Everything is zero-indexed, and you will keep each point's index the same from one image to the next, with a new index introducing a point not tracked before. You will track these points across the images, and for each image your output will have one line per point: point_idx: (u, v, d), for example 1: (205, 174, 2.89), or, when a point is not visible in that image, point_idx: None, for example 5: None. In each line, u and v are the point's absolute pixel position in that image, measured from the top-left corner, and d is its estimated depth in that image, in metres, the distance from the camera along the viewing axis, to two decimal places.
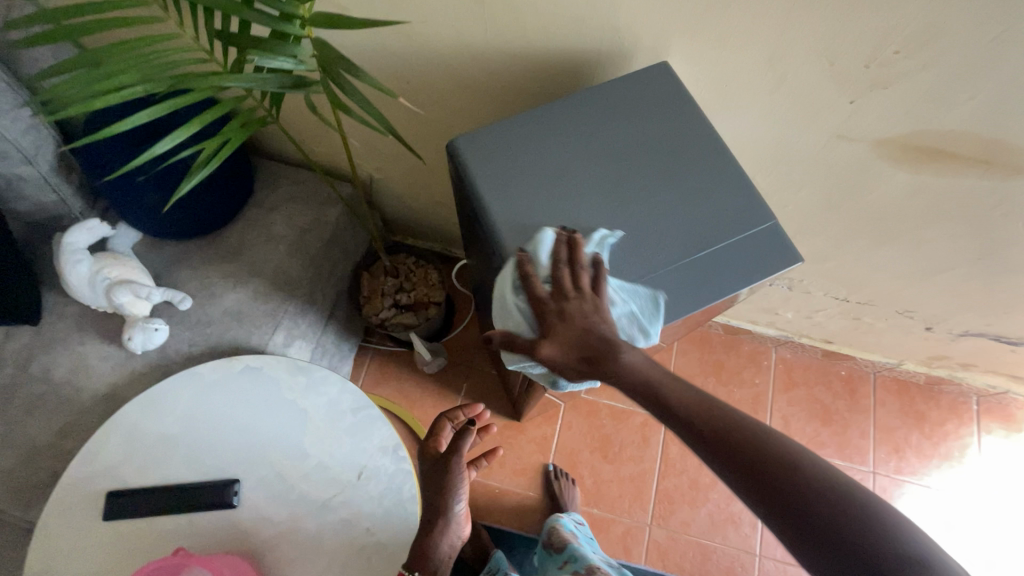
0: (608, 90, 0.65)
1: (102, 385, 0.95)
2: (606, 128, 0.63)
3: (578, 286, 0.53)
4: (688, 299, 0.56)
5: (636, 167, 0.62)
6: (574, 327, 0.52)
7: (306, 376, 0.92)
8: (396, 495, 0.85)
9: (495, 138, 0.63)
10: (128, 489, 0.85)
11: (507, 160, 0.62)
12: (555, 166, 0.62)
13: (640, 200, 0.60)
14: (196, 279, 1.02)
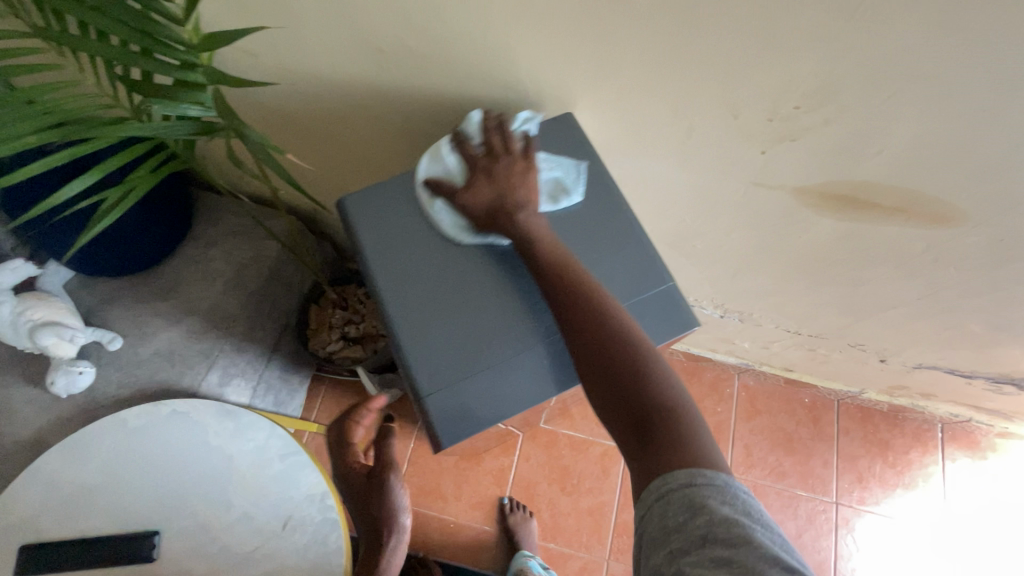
0: None
1: (25, 429, 0.92)
2: None
3: (507, 148, 0.58)
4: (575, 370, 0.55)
5: None
6: (494, 181, 0.57)
7: (234, 421, 0.90)
8: (321, 546, 0.83)
9: (388, 194, 0.61)
10: (40, 543, 0.81)
11: (395, 222, 0.60)
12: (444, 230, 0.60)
13: None
14: (129, 318, 1.00)
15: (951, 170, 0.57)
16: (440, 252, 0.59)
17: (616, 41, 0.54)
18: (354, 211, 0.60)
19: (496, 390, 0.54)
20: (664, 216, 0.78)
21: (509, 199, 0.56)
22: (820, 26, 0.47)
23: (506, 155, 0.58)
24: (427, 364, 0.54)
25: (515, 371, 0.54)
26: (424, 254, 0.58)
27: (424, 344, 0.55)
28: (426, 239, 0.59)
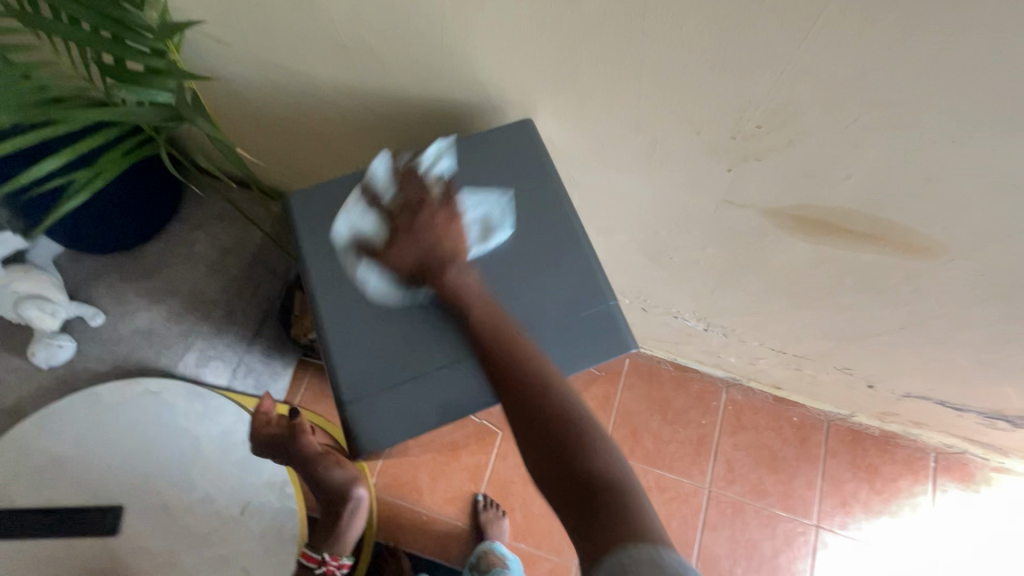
0: (460, 150, 0.62)
1: (6, 396, 0.95)
2: (448, 190, 0.60)
3: (431, 201, 0.56)
4: None
5: (475, 234, 0.59)
6: (417, 240, 0.54)
7: (202, 405, 0.92)
8: (277, 532, 0.87)
9: (333, 192, 0.60)
10: (8, 509, 0.83)
11: (338, 219, 0.59)
12: (386, 231, 0.59)
13: (472, 272, 0.57)
14: (113, 295, 1.02)
15: (924, 201, 0.54)
16: (376, 257, 0.58)
17: (572, 50, 0.52)
18: (298, 207, 0.59)
19: (418, 401, 0.53)
20: (637, 227, 0.77)
21: (439, 250, 0.54)
22: (778, 45, 0.45)
23: (423, 205, 0.56)
24: (350, 366, 0.53)
25: (442, 382, 0.53)
26: (360, 258, 0.57)
27: (350, 350, 0.54)
28: None
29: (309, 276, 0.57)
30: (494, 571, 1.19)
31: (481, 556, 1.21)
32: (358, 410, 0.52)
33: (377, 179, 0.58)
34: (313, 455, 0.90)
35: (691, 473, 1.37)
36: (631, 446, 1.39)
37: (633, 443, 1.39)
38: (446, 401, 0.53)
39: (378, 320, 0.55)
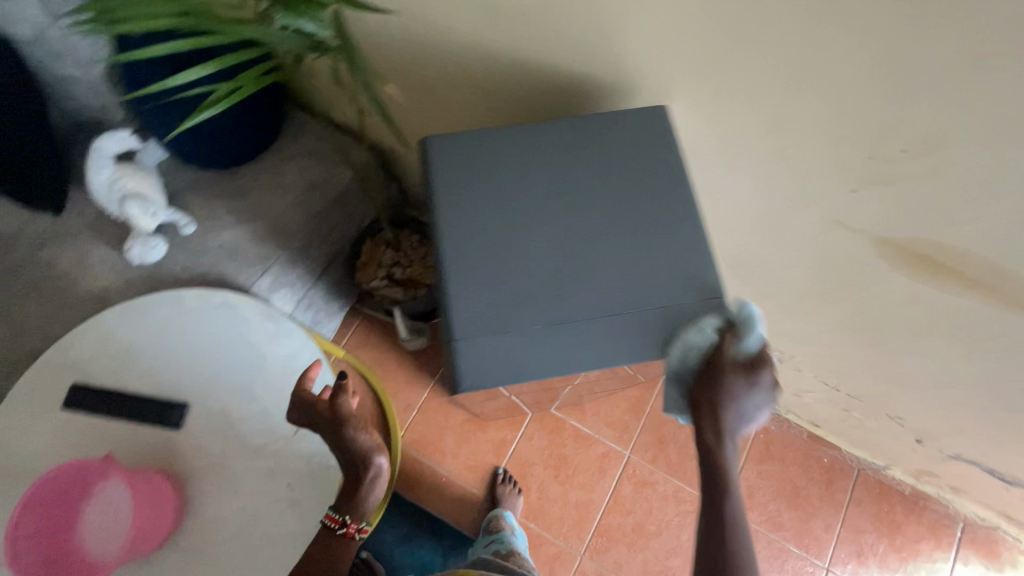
0: (590, 121, 0.64)
1: (97, 283, 1.01)
2: (576, 161, 0.62)
3: (750, 374, 0.52)
4: (607, 354, 0.56)
5: (598, 207, 0.60)
6: (716, 409, 0.51)
7: (273, 325, 0.95)
8: (323, 459, 0.88)
9: (468, 140, 0.63)
10: (88, 385, 0.90)
11: (469, 168, 0.61)
12: (514, 188, 0.61)
13: (591, 244, 0.59)
14: (205, 208, 1.07)
15: None
16: (499, 211, 0.60)
17: (723, 50, 0.54)
18: (434, 148, 0.62)
19: (526, 358, 0.56)
20: (729, 234, 0.77)
21: (725, 419, 0.51)
22: (941, 79, 0.46)
23: (739, 373, 0.51)
24: (467, 309, 0.56)
25: (552, 345, 0.56)
26: (484, 211, 0.60)
27: (467, 293, 0.57)
28: (491, 191, 0.61)
29: (437, 214, 0.59)
30: (497, 534, 1.20)
31: (491, 519, 1.25)
32: (464, 349, 0.55)
33: (734, 329, 0.53)
34: (333, 429, 0.83)
35: None
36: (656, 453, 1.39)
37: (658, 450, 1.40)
38: (549, 363, 0.56)
39: (492, 270, 0.58)
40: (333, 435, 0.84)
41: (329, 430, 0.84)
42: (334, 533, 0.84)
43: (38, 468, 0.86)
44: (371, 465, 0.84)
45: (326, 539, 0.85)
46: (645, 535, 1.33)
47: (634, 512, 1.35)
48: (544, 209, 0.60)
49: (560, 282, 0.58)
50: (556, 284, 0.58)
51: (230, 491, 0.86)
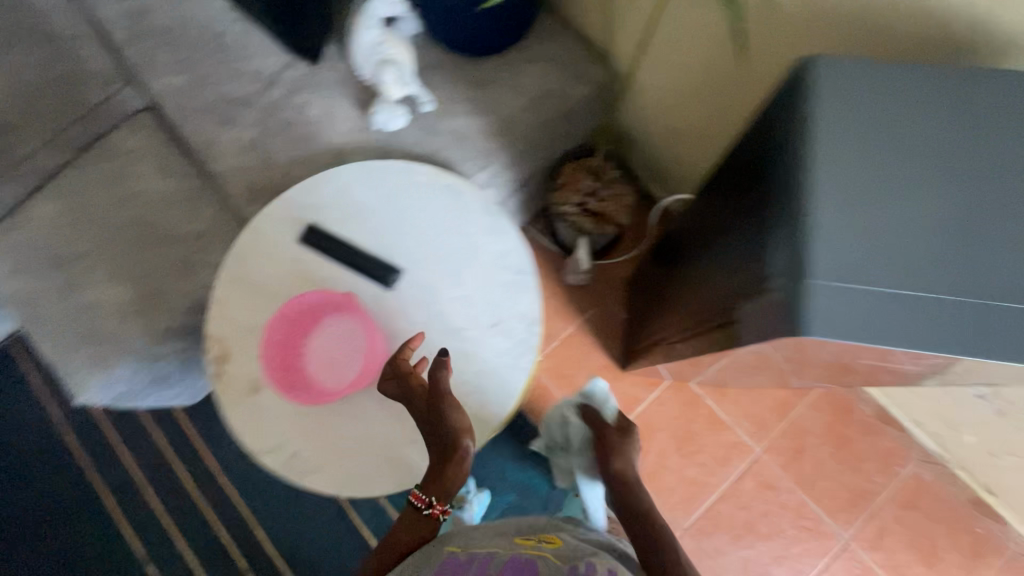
0: (1001, 84, 0.53)
1: (337, 137, 1.08)
2: (985, 126, 0.51)
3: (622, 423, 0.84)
4: (1002, 351, 0.44)
5: (1009, 182, 0.49)
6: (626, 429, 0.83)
7: (491, 220, 0.97)
8: (512, 359, 0.90)
9: (862, 68, 0.54)
10: (322, 228, 0.98)
11: (860, 98, 0.52)
12: (908, 133, 0.51)
13: (996, 219, 0.48)
14: (444, 91, 1.09)
15: None
16: (886, 152, 0.51)
17: None
18: (823, 68, 0.54)
19: (892, 323, 0.45)
20: None
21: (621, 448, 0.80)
22: None
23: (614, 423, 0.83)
24: (833, 242, 0.47)
25: (927, 321, 0.45)
26: (868, 146, 0.51)
27: (834, 223, 0.48)
28: (877, 131, 0.52)
29: (814, 136, 0.51)
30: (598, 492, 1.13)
31: None
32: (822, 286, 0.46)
33: (595, 393, 0.93)
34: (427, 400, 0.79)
35: (836, 517, 1.28)
36: (790, 461, 1.32)
37: (792, 459, 1.32)
38: (918, 337, 0.45)
39: (872, 211, 0.48)
40: (425, 407, 0.79)
41: (424, 404, 0.79)
42: (420, 512, 0.78)
43: (274, 287, 0.96)
44: (464, 438, 0.76)
45: (406, 519, 0.79)
46: (754, 535, 1.29)
47: (748, 508, 1.30)
48: (937, 165, 0.50)
49: (953, 252, 0.47)
50: (942, 253, 0.47)
51: (426, 361, 0.91)
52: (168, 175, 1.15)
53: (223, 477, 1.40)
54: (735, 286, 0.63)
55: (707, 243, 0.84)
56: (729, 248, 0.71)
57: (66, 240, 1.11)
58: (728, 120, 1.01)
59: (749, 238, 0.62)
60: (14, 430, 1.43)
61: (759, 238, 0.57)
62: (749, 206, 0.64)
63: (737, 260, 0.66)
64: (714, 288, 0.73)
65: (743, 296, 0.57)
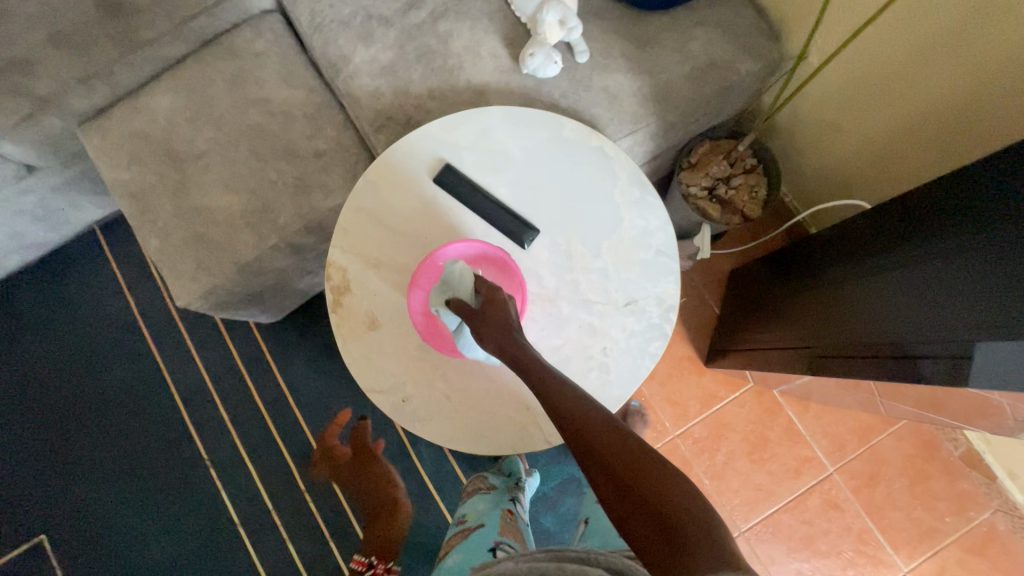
0: None
1: (480, 76, 1.02)
2: None
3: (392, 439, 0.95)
4: None
5: None
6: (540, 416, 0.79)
7: (640, 194, 0.91)
8: (642, 343, 0.86)
9: None
10: (458, 171, 0.92)
11: None
12: None
13: None
14: (601, 42, 1.00)
15: None
16: None
17: None
18: None
19: None
20: None
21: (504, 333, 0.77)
22: None
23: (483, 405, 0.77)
24: None
25: None
26: None
27: None
28: None
29: None
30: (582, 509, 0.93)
31: None
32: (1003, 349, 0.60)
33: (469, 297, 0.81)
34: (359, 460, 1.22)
35: (900, 549, 1.26)
36: (862, 486, 1.29)
37: (865, 484, 1.29)
38: None
39: None
40: None
41: None
42: None
43: (400, 226, 0.91)
44: None
45: None
46: (811, 550, 1.27)
47: (810, 524, 1.28)
48: None
49: None
50: None
51: (552, 329, 0.87)
52: (294, 86, 1.10)
53: (290, 398, 1.40)
54: (889, 326, 0.77)
55: (835, 270, 0.96)
56: (881, 288, 0.82)
57: (190, 138, 1.09)
58: (915, 143, 0.93)
59: (923, 291, 0.75)
60: (97, 316, 1.45)
61: (947, 301, 0.70)
62: (930, 264, 0.76)
63: (894, 303, 0.79)
64: (869, 298, 0.84)
65: (911, 343, 0.71)
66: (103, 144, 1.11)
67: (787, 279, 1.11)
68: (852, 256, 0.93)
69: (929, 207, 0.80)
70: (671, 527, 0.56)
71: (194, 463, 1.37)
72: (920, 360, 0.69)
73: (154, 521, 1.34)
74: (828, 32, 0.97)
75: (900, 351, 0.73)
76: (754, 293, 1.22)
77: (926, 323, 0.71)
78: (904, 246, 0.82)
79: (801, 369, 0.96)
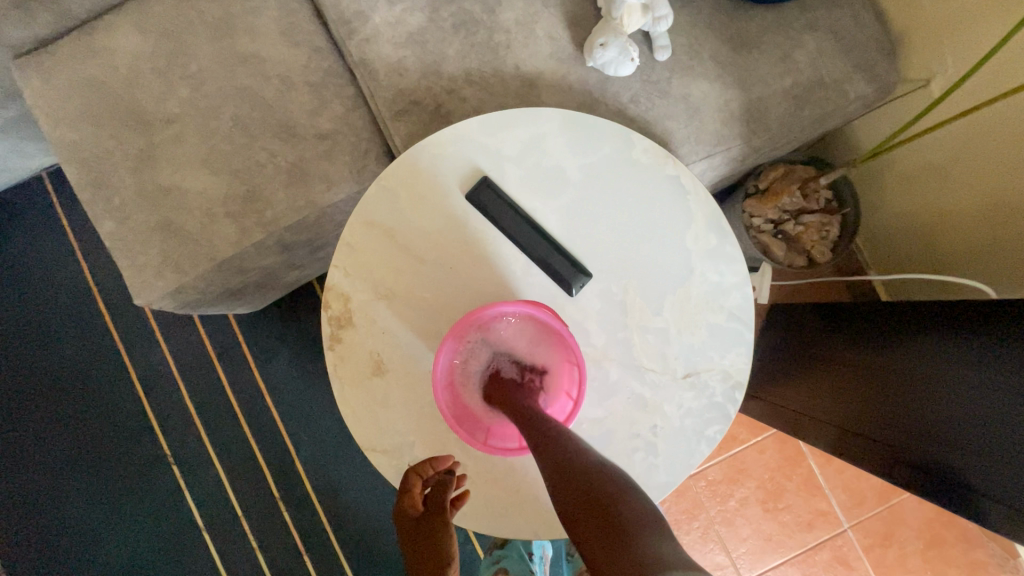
0: None
1: (532, 61, 0.84)
2: None
3: None
4: None
5: None
6: None
7: (717, 241, 0.74)
8: (699, 425, 0.72)
9: None
10: (498, 187, 0.74)
11: None
12: None
13: None
14: (687, 39, 0.82)
15: None
16: None
17: None
18: None
19: None
20: None
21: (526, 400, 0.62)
22: None
23: None
24: None
25: None
26: None
27: None
28: None
29: None
30: None
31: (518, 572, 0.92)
32: None
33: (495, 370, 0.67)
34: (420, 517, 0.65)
35: None
36: (875, 545, 1.22)
37: (878, 543, 1.22)
38: None
39: None
40: None
41: None
42: None
43: (419, 249, 0.74)
44: None
45: None
46: None
47: None
48: None
49: None
50: None
51: (595, 398, 0.72)
52: (294, 43, 0.88)
53: (269, 397, 1.21)
54: (939, 441, 0.66)
55: (865, 346, 0.83)
56: (925, 387, 0.70)
57: (159, 96, 0.86)
58: None
59: (977, 413, 0.63)
60: (43, 282, 1.23)
61: (1007, 443, 0.58)
62: (981, 385, 0.63)
63: (939, 413, 0.67)
64: (917, 391, 0.71)
65: (966, 475, 0.62)
66: (47, 90, 0.87)
67: (815, 336, 0.98)
68: (892, 333, 0.80)
69: (986, 313, 0.66)
70: (611, 523, 0.45)
71: (157, 459, 1.20)
72: (979, 500, 0.59)
73: (108, 521, 1.18)
74: (994, 61, 0.77)
75: (957, 483, 0.62)
76: (791, 336, 1.06)
77: (989, 459, 0.60)
78: (951, 345, 0.69)
79: (827, 445, 0.86)
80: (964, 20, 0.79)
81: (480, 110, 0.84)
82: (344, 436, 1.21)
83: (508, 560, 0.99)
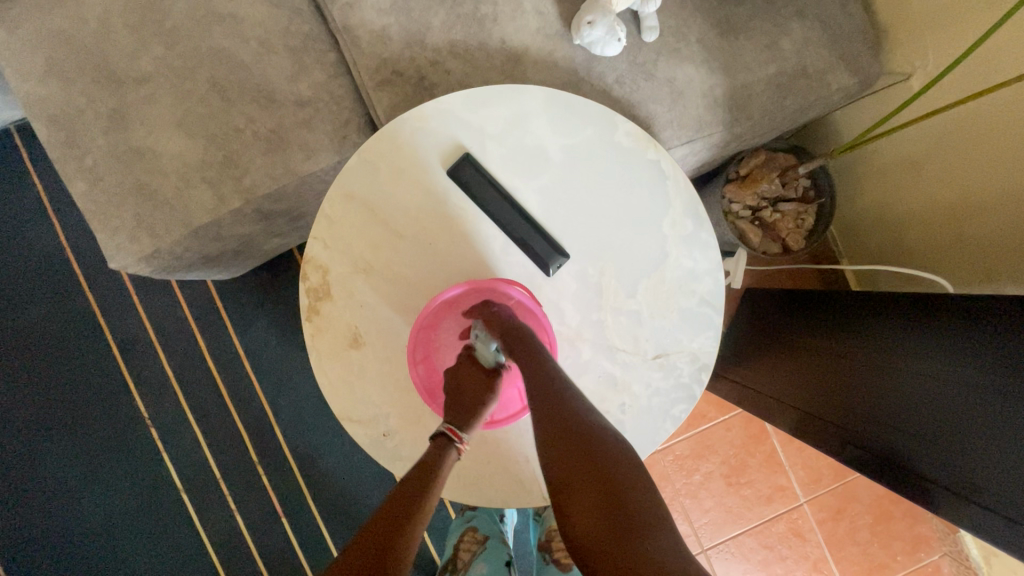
0: None
1: (519, 34, 0.83)
2: None
3: None
4: None
5: None
6: None
7: (693, 227, 0.76)
8: (665, 404, 0.75)
9: None
10: (479, 164, 0.73)
11: None
12: None
13: None
14: (676, 21, 0.82)
15: None
16: None
17: None
18: None
19: None
20: None
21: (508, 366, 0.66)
22: None
23: None
24: None
25: None
26: None
27: None
28: None
29: None
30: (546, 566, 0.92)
31: (486, 535, 1.00)
32: None
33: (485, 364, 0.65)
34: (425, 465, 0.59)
35: None
36: (828, 519, 1.29)
37: (830, 517, 1.29)
38: None
39: None
40: None
41: None
42: None
43: (398, 224, 0.74)
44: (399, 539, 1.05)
45: None
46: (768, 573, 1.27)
47: (773, 548, 1.28)
48: None
49: None
50: None
51: (568, 376, 0.74)
52: (274, 4, 0.85)
53: (248, 363, 1.22)
54: (902, 430, 0.69)
55: (833, 332, 0.86)
56: (904, 378, 0.70)
57: (131, 53, 0.83)
58: (1009, 216, 0.79)
59: (947, 407, 0.64)
60: (15, 241, 1.20)
61: (960, 437, 0.61)
62: (940, 378, 0.65)
63: (915, 404, 0.68)
64: (877, 380, 0.74)
65: (918, 466, 0.65)
66: (13, 42, 0.84)
67: (785, 318, 1.01)
68: (867, 321, 0.81)
69: (951, 311, 0.68)
70: (580, 439, 0.55)
71: (135, 421, 1.20)
72: (929, 488, 0.64)
73: (87, 480, 1.19)
74: (974, 57, 0.78)
75: (910, 472, 0.66)
76: (769, 318, 1.06)
77: (945, 453, 0.63)
78: (925, 337, 0.69)
79: (792, 428, 0.91)
80: (951, 20, 0.79)
81: (464, 84, 0.83)
82: (322, 404, 1.22)
83: (478, 520, 1.02)
